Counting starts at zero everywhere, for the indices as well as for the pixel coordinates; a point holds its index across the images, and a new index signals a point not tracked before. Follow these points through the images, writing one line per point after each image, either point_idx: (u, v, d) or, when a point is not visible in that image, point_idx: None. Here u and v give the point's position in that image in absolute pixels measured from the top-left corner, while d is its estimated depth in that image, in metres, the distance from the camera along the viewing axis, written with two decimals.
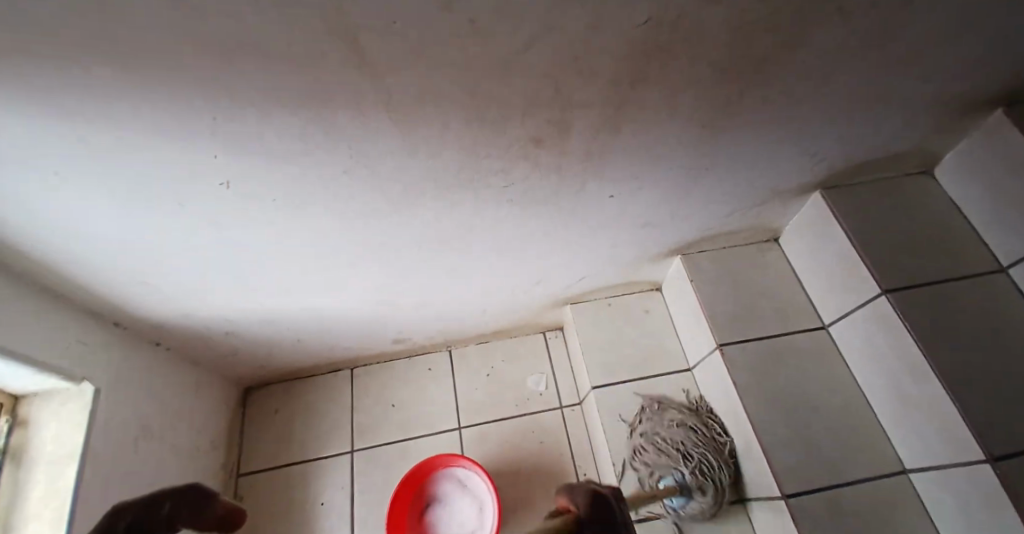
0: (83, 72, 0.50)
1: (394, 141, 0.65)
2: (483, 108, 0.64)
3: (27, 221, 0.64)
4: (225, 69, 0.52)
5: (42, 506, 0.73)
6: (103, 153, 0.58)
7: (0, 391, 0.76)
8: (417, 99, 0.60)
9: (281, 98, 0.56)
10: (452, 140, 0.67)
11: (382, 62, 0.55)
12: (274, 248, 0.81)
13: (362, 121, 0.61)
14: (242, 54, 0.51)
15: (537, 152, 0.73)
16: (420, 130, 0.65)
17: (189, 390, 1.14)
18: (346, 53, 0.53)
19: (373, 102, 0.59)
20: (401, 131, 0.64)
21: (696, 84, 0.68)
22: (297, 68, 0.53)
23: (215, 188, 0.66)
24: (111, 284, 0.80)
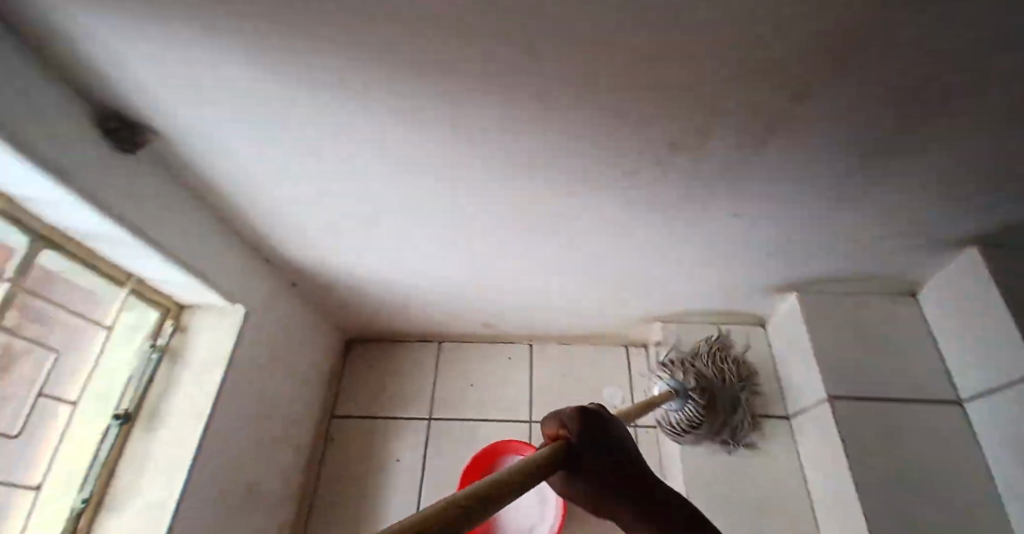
0: (300, 49, 0.55)
1: (541, 134, 0.68)
2: (632, 113, 0.65)
3: (229, 161, 0.72)
4: (415, 52, 0.57)
5: (187, 404, 0.80)
6: (302, 112, 0.63)
7: (169, 295, 0.84)
8: (574, 97, 0.63)
9: (454, 84, 0.61)
10: (595, 141, 0.70)
11: (552, 59, 0.58)
12: (409, 219, 0.88)
13: (519, 112, 0.65)
14: (433, 40, 0.55)
15: (672, 163, 0.73)
16: (567, 126, 0.67)
17: (306, 332, 1.26)
18: (522, 47, 0.56)
19: (533, 95, 0.62)
20: (550, 126, 0.67)
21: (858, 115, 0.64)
22: (475, 56, 0.57)
23: (372, 151, 0.71)
24: (274, 226, 0.89)
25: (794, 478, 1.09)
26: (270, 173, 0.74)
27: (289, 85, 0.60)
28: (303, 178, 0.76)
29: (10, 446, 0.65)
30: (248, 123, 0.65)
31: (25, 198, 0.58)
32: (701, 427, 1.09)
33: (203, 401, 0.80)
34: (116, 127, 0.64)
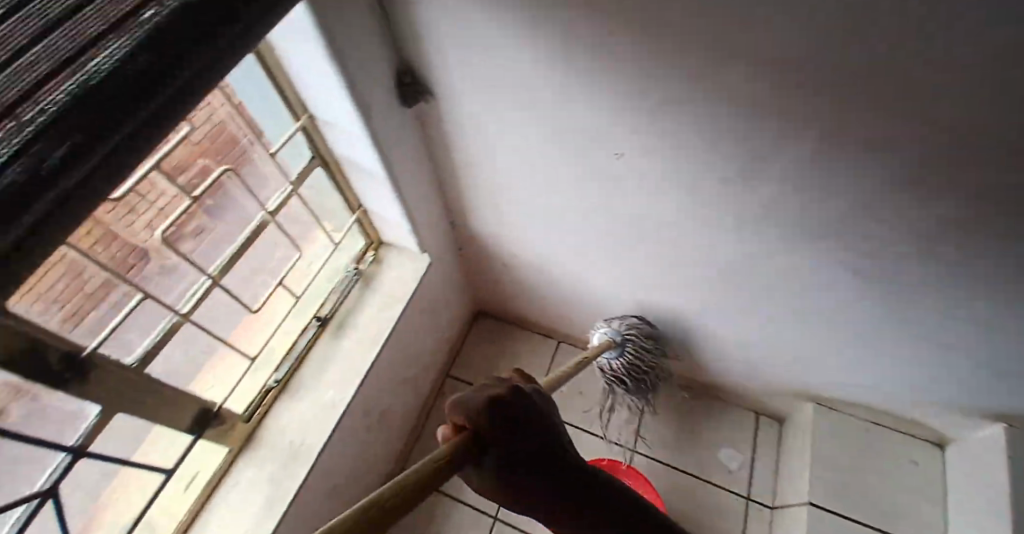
0: (597, 26, 0.53)
1: (795, 176, 0.61)
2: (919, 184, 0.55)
3: (471, 127, 0.74)
4: (710, 60, 0.52)
5: (366, 329, 0.89)
6: (566, 95, 0.63)
7: (379, 230, 0.93)
8: (862, 147, 0.54)
9: (731, 101, 0.55)
10: (855, 210, 0.62)
11: (864, 104, 0.49)
12: (602, 218, 0.85)
13: (785, 147, 0.58)
14: (737, 54, 0.50)
15: (934, 247, 0.63)
16: (830, 186, 0.60)
17: (452, 294, 1.30)
18: (835, 83, 0.49)
19: (815, 134, 0.55)
20: (810, 170, 0.60)
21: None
22: (775, 80, 0.51)
23: (606, 155, 0.70)
24: (474, 191, 0.91)
25: None
26: (504, 154, 0.78)
27: (573, 79, 0.61)
28: (530, 164, 0.79)
29: (243, 321, 0.74)
30: (512, 109, 0.69)
31: (329, 123, 0.66)
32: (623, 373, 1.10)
33: (383, 330, 0.90)
34: (404, 81, 0.68)
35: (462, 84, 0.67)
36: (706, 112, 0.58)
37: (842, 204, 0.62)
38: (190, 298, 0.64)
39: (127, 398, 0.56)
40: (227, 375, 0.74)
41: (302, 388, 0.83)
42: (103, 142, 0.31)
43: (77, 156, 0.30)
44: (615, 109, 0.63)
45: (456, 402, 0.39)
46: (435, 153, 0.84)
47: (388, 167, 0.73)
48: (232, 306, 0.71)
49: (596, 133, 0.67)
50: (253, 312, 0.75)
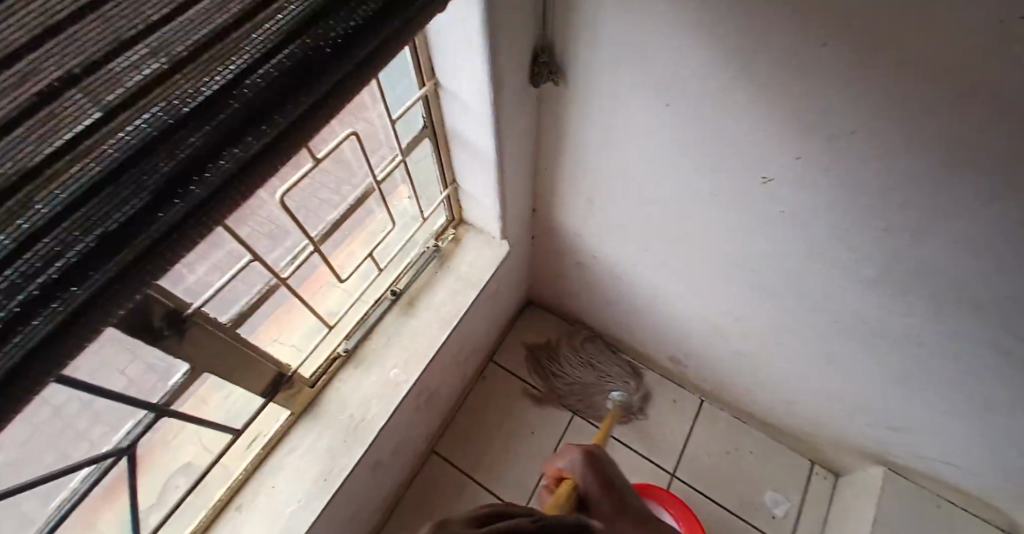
0: (797, 38, 0.46)
1: (971, 243, 0.54)
2: None
3: (597, 117, 0.68)
4: (933, 102, 0.44)
5: (437, 309, 0.86)
6: (721, 106, 0.56)
7: (464, 209, 0.89)
8: None
9: (931, 152, 0.48)
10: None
11: None
12: (711, 236, 0.77)
13: (975, 211, 0.51)
14: (972, 100, 0.42)
15: None
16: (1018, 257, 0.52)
17: (515, 282, 1.25)
18: None
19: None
20: (996, 239, 0.52)
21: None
22: (1005, 137, 0.43)
23: (751, 178, 0.63)
24: (574, 182, 0.85)
25: None
26: (625, 155, 0.72)
27: (757, 88, 0.52)
28: (652, 169, 0.71)
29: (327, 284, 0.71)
30: (656, 108, 0.62)
31: (456, 98, 0.62)
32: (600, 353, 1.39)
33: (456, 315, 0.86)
34: (538, 61, 0.63)
35: (601, 77, 0.62)
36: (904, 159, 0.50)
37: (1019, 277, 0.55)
38: (290, 261, 0.61)
39: (214, 358, 0.55)
40: (303, 341, 0.72)
41: (370, 362, 0.80)
42: (247, 141, 0.30)
43: (223, 156, 0.29)
44: (790, 130, 0.54)
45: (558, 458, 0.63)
46: (545, 139, 0.79)
47: (500, 155, 0.68)
48: (318, 269, 0.68)
49: (748, 153, 0.60)
50: (339, 281, 0.73)
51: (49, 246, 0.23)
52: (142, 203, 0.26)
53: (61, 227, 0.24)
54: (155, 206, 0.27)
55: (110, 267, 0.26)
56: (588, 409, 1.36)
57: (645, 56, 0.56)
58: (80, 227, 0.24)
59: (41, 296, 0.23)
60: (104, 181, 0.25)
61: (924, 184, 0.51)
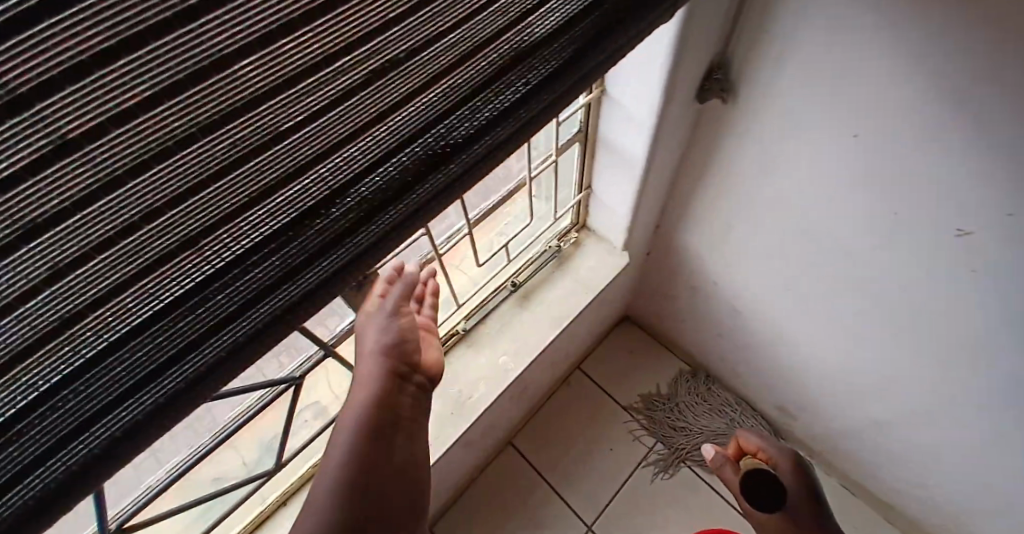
0: None
1: None
2: None
3: (764, 143, 0.67)
4: None
5: (554, 305, 0.87)
6: (924, 146, 0.53)
7: (588, 214, 0.89)
8: None
9: None
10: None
11: None
12: (863, 279, 0.74)
13: None
14: None
15: None
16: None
17: (621, 294, 1.24)
18: None
19: None
20: None
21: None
22: None
23: (944, 230, 0.59)
24: (713, 205, 0.84)
25: None
26: (783, 184, 0.70)
27: (963, 134, 0.49)
28: (813, 201, 0.69)
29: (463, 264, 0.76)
30: (839, 140, 0.59)
31: (622, 108, 0.64)
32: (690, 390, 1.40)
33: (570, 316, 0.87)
34: (711, 77, 0.64)
35: (776, 102, 0.61)
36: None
37: None
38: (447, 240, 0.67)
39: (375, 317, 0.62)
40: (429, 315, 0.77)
41: (486, 347, 0.83)
42: (404, 206, 0.35)
43: (382, 221, 0.34)
44: (998, 183, 0.51)
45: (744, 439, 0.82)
46: (692, 157, 0.79)
47: (652, 166, 0.70)
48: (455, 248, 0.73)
49: (936, 199, 0.57)
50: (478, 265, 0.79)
51: (292, 249, 0.31)
52: (355, 223, 0.33)
53: (245, 284, 0.30)
54: (364, 226, 0.33)
55: (300, 297, 0.33)
56: (676, 437, 1.34)
57: (841, 84, 0.54)
58: (263, 282, 0.31)
59: (264, 301, 0.31)
60: (334, 200, 0.31)
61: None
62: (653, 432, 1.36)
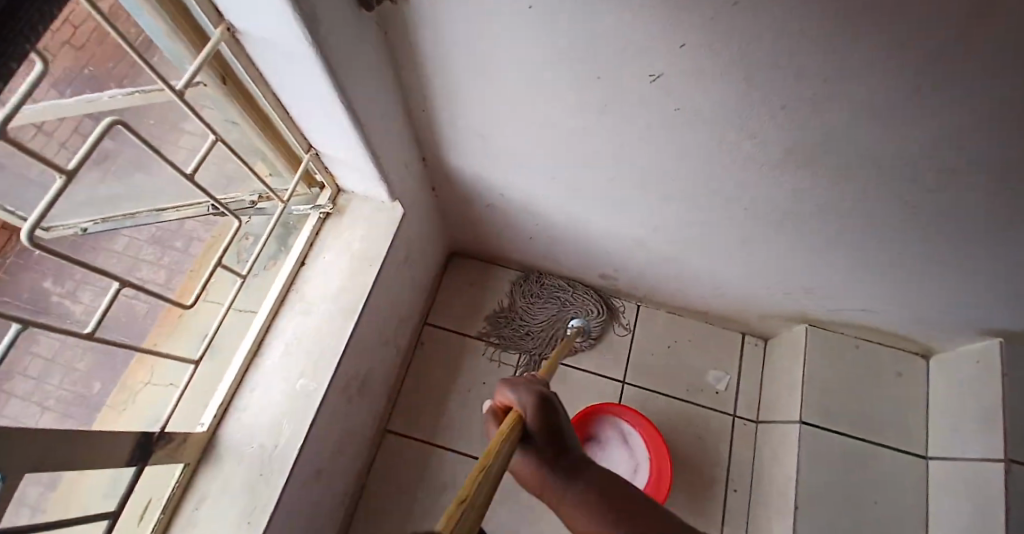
0: None
1: (859, 118, 0.53)
2: (1003, 128, 0.48)
3: (456, 43, 0.58)
4: None
5: (338, 295, 0.76)
6: (587, 9, 0.49)
7: (331, 175, 0.77)
8: (962, 84, 0.45)
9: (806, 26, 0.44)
10: (944, 144, 0.53)
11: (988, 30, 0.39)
12: (598, 147, 0.71)
13: (854, 84, 0.49)
14: None
15: (993, 185, 0.57)
16: (927, 115, 0.49)
17: (426, 236, 1.17)
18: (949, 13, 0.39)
19: (902, 65, 0.45)
20: (878, 113, 0.51)
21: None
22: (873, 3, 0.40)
23: (639, 78, 0.56)
24: (453, 121, 0.76)
25: (905, 520, 1.06)
26: (491, 78, 0.63)
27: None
28: (525, 88, 0.63)
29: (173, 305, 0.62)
30: (515, 16, 0.52)
31: (265, 42, 0.50)
32: (525, 290, 1.39)
33: (361, 298, 0.77)
34: None
35: None
36: (796, 34, 0.45)
37: (925, 133, 0.52)
38: (97, 315, 0.51)
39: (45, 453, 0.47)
40: (143, 399, 0.63)
41: (263, 382, 0.70)
42: None
43: None
44: (663, 21, 0.47)
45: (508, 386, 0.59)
46: (406, 75, 0.68)
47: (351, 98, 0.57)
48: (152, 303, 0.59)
49: (621, 51, 0.53)
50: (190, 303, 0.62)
51: None
52: None
53: None
54: None
55: None
56: (534, 341, 1.35)
57: None
58: None
59: None
60: None
61: (828, 51, 0.46)
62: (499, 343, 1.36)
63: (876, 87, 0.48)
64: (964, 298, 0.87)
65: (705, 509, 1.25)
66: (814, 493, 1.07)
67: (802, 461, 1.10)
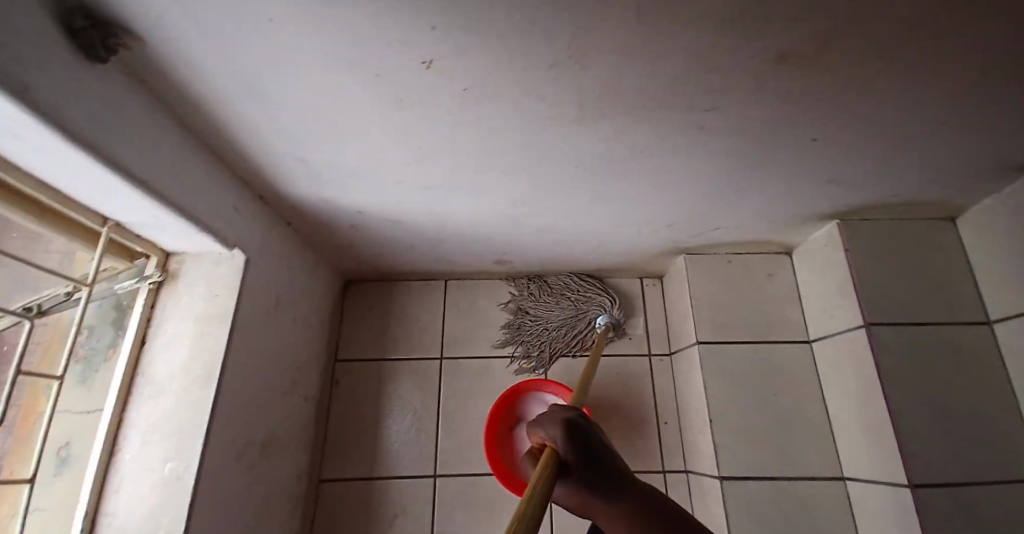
0: None
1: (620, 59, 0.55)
2: (736, 28, 0.52)
3: (224, 74, 0.57)
4: None
5: (191, 360, 0.76)
6: (319, 21, 0.50)
7: (150, 244, 0.79)
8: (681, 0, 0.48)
9: None
10: (701, 66, 0.57)
11: None
12: (415, 145, 0.72)
13: (598, 28, 0.51)
14: None
15: (766, 85, 0.60)
16: (670, 40, 0.53)
17: (305, 272, 1.15)
18: None
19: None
20: (632, 51, 0.54)
21: (1007, 40, 0.55)
22: None
23: (412, 65, 0.55)
24: (268, 154, 0.75)
25: (812, 404, 1.15)
26: (277, 101, 0.62)
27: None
28: (312, 104, 0.62)
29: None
30: (256, 35, 0.52)
31: None
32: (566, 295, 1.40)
33: (215, 360, 0.75)
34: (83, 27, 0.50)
35: (174, 22, 0.50)
36: None
37: (680, 59, 0.55)
38: None
39: None
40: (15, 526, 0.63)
41: (131, 470, 0.70)
42: None
43: None
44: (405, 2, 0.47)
45: (541, 427, 0.64)
46: (195, 117, 0.66)
47: (104, 155, 0.55)
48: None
49: (383, 43, 0.52)
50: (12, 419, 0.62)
51: None
52: None
53: None
54: None
55: None
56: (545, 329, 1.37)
57: None
58: None
59: None
60: None
61: (556, 1, 0.48)
62: (510, 341, 1.38)
63: (609, 22, 0.50)
64: (798, 199, 0.94)
65: (645, 449, 1.31)
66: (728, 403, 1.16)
67: (708, 378, 1.18)
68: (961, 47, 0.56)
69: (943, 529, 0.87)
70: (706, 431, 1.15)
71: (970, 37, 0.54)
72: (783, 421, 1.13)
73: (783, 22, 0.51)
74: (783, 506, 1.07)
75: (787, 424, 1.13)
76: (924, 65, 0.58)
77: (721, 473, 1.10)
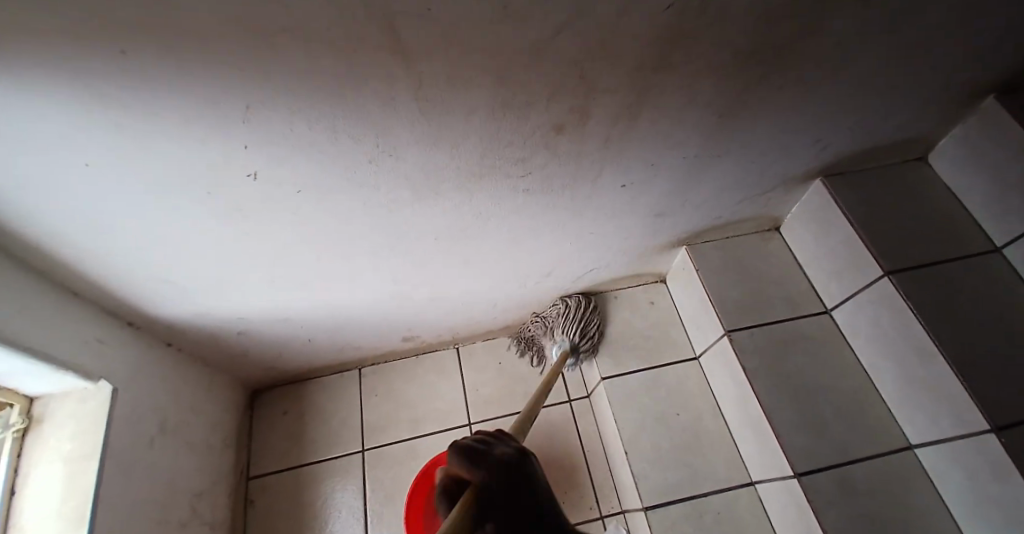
0: (127, 59, 0.47)
1: (422, 139, 0.64)
2: (508, 101, 0.62)
3: (62, 212, 0.61)
4: (268, 68, 0.51)
5: (62, 507, 0.73)
6: (140, 152, 0.56)
7: (15, 392, 0.77)
8: (447, 86, 0.58)
9: (311, 97, 0.54)
10: (494, 137, 0.67)
11: (417, 48, 0.53)
12: (269, 245, 0.76)
13: (393, 118, 0.59)
14: (283, 41, 0.49)
15: (556, 141, 0.71)
16: (455, 121, 0.62)
17: (200, 387, 1.12)
18: (380, 39, 0.51)
19: (404, 91, 0.57)
20: (430, 131, 0.63)
21: (722, 90, 0.72)
22: (335, 57, 0.51)
23: (243, 179, 0.62)
24: (126, 280, 0.77)
25: None
26: (114, 229, 0.66)
27: (143, 97, 0.51)
28: (154, 226, 0.67)
29: None
30: (82, 173, 0.57)
31: None
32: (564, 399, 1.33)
33: (86, 501, 0.74)
34: None
35: (4, 174, 0.55)
36: (305, 101, 0.55)
37: (477, 138, 0.66)
38: None
39: None
40: None
41: None
42: None
43: None
44: (212, 124, 0.55)
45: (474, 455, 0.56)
46: (39, 254, 0.67)
47: None
48: None
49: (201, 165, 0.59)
50: None
51: None
52: None
53: None
54: None
55: None
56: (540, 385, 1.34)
57: (21, 132, 0.51)
58: None
59: None
60: None
61: (344, 104, 0.56)
62: (477, 401, 1.37)
63: (399, 113, 0.59)
64: (644, 231, 1.06)
65: (578, 495, 1.23)
66: (639, 432, 1.17)
67: (617, 411, 1.19)
68: (693, 88, 0.69)
69: (832, 510, 0.91)
70: (625, 464, 1.15)
71: (696, 77, 0.68)
72: (693, 436, 1.17)
73: (543, 104, 0.64)
74: (704, 522, 1.07)
75: (695, 439, 1.16)
76: (673, 104, 0.71)
77: (646, 504, 1.09)
